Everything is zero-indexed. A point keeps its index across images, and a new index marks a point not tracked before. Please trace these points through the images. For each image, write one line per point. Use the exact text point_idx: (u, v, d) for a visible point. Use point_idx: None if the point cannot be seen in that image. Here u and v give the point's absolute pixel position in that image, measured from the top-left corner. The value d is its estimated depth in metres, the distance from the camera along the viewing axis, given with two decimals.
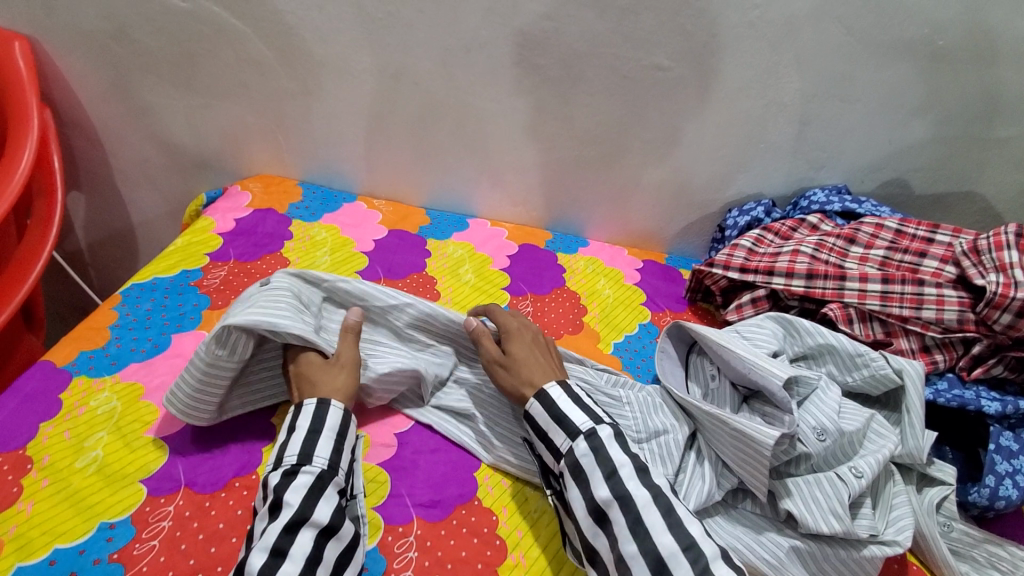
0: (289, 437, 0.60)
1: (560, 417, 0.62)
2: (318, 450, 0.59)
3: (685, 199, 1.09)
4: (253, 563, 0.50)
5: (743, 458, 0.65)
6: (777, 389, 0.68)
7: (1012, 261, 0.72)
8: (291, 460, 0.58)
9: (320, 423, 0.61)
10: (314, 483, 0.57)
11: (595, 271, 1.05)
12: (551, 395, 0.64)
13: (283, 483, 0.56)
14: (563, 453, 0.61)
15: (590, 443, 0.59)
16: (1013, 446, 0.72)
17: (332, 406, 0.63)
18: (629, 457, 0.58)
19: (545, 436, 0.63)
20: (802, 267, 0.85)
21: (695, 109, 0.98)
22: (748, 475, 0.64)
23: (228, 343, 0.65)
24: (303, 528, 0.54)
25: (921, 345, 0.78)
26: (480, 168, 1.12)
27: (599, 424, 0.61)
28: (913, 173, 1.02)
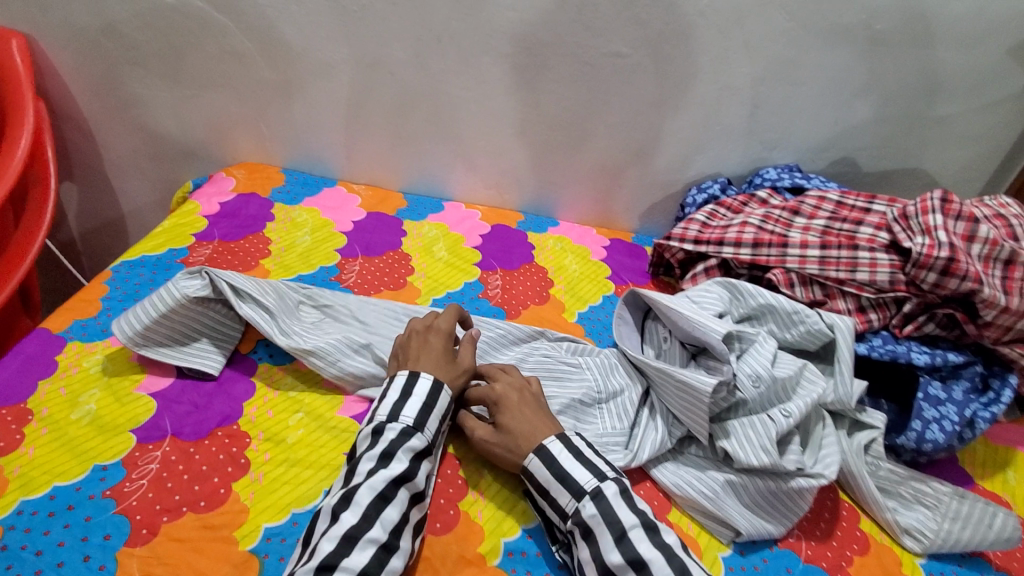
0: (407, 399, 0.66)
1: (564, 475, 0.61)
2: (429, 423, 0.65)
3: (648, 180, 1.15)
4: (362, 498, 0.57)
5: (688, 406, 0.71)
6: (717, 342, 0.73)
7: (936, 225, 0.79)
8: (408, 424, 0.64)
9: (435, 401, 0.67)
10: (420, 451, 0.63)
11: (564, 249, 1.11)
12: (551, 451, 0.63)
13: (397, 443, 0.62)
14: (570, 513, 0.60)
15: (598, 505, 0.59)
16: (941, 395, 0.77)
17: (442, 389, 0.68)
18: (637, 517, 0.57)
19: (548, 494, 0.62)
20: (749, 237, 0.91)
21: (654, 93, 1.04)
22: (692, 422, 0.71)
23: (202, 283, 0.76)
24: (404, 486, 0.59)
25: (857, 305, 0.84)
26: (455, 153, 1.18)
27: (603, 483, 0.60)
28: (860, 151, 1.08)
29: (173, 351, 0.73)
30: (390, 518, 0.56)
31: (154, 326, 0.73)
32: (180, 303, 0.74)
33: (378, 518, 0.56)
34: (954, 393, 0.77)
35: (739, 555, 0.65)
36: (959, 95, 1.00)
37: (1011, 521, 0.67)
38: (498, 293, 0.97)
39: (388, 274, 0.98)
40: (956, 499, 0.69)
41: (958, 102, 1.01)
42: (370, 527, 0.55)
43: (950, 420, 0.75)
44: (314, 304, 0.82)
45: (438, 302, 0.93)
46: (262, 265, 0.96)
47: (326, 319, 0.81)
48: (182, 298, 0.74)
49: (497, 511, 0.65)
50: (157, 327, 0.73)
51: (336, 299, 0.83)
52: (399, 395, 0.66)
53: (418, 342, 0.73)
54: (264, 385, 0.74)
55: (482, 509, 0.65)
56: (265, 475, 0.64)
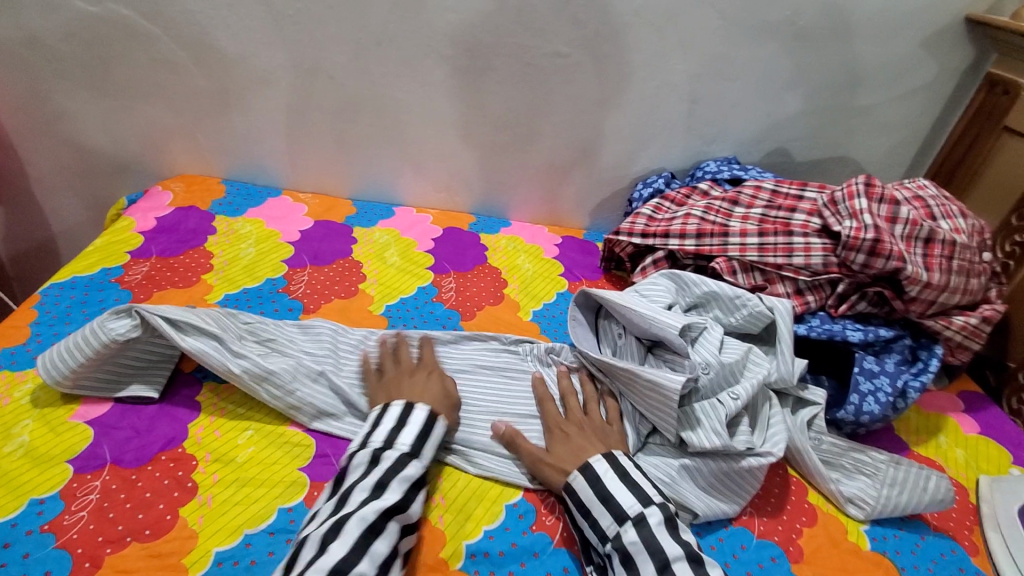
0: (403, 427, 0.66)
1: (607, 496, 0.61)
2: (425, 451, 0.65)
3: (596, 178, 1.18)
4: (351, 529, 0.55)
5: (655, 404, 0.72)
6: (675, 337, 0.75)
7: (861, 209, 0.83)
8: (405, 451, 0.64)
9: (431, 429, 0.67)
10: (415, 480, 0.62)
11: (516, 248, 1.12)
12: (596, 471, 0.64)
13: (391, 472, 0.61)
14: (610, 537, 0.59)
15: (640, 532, 0.58)
16: (875, 368, 0.81)
17: (439, 418, 0.68)
18: (682, 548, 0.57)
19: (589, 514, 0.61)
20: (693, 228, 0.94)
21: (596, 91, 1.06)
22: (659, 420, 0.72)
23: (132, 322, 0.70)
24: (394, 517, 0.58)
25: (795, 288, 0.88)
26: (403, 157, 1.17)
27: (648, 509, 0.60)
28: (792, 142, 1.13)
29: (106, 392, 0.70)
30: (379, 553, 0.55)
31: (82, 371, 0.68)
32: (106, 347, 0.68)
33: (367, 551, 0.54)
34: (886, 365, 0.81)
35: (695, 537, 0.67)
36: (879, 85, 1.07)
37: (943, 485, 0.70)
38: (453, 296, 0.97)
39: (338, 283, 0.96)
40: (893, 465, 0.73)
41: (878, 92, 1.07)
42: (359, 560, 0.53)
43: (884, 391, 0.79)
44: (258, 338, 0.77)
45: (391, 308, 0.92)
46: (203, 280, 0.92)
47: (272, 351, 0.76)
48: (110, 341, 0.68)
49: (457, 514, 0.65)
50: (85, 370, 0.68)
51: (281, 332, 0.79)
52: (394, 422, 0.66)
53: (409, 379, 0.73)
54: (210, 403, 0.72)
55: (442, 513, 0.65)
56: (215, 498, 0.62)
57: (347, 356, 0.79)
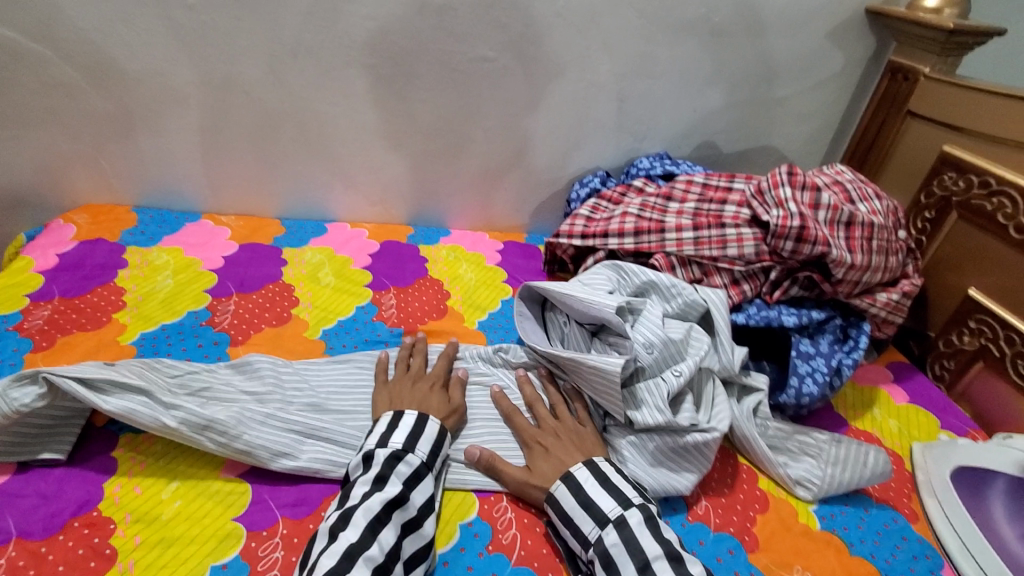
0: (394, 428, 0.66)
1: (588, 503, 0.62)
2: (420, 445, 0.65)
3: (532, 180, 1.17)
4: (359, 519, 0.56)
5: (601, 387, 0.72)
6: (612, 317, 0.76)
7: (785, 197, 0.86)
8: (399, 449, 0.64)
9: (422, 428, 0.67)
10: (412, 475, 0.62)
11: (457, 258, 1.09)
12: (578, 479, 0.64)
13: (388, 466, 0.62)
14: (592, 542, 0.59)
15: (621, 533, 0.59)
16: (811, 349, 0.84)
17: (430, 419, 0.68)
18: (660, 546, 0.57)
19: (571, 522, 0.61)
20: (630, 227, 0.94)
21: (526, 94, 1.05)
22: (607, 403, 0.72)
23: (38, 390, 0.63)
24: (398, 508, 0.59)
25: (732, 278, 0.90)
26: (331, 171, 1.11)
27: (627, 511, 0.60)
28: (718, 135, 1.17)
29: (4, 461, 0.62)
30: (387, 541, 0.56)
31: None
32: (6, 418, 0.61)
33: (375, 539, 0.55)
34: (820, 346, 0.84)
35: None
36: (794, 77, 1.11)
37: (880, 458, 0.73)
38: (394, 313, 0.93)
39: (269, 309, 0.90)
40: (834, 444, 0.75)
41: (794, 83, 1.12)
42: (369, 546, 0.55)
43: (820, 371, 0.81)
44: (190, 390, 0.70)
45: (329, 332, 0.88)
46: (115, 320, 0.84)
47: (209, 401, 0.69)
48: (10, 412, 0.61)
49: None
50: None
51: (215, 379, 0.72)
52: (387, 425, 0.66)
53: (409, 387, 0.73)
54: (129, 458, 0.65)
55: None
56: (137, 564, 0.56)
57: (294, 393, 0.73)
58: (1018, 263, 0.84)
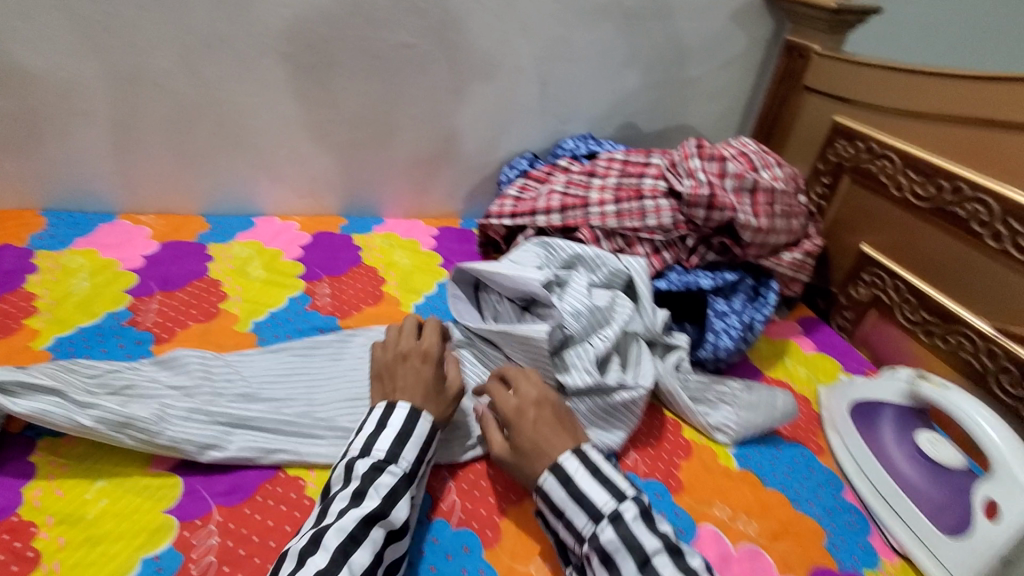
0: (381, 430, 0.62)
1: (580, 496, 0.57)
2: (405, 453, 0.61)
3: (462, 165, 1.19)
4: (330, 541, 0.52)
5: (532, 355, 0.75)
6: (538, 289, 0.79)
7: (695, 167, 0.93)
8: (381, 457, 0.60)
9: (412, 428, 0.63)
10: (395, 487, 0.59)
11: (391, 245, 1.10)
12: (567, 470, 0.58)
13: (369, 479, 0.58)
14: (586, 537, 0.55)
15: (618, 530, 0.54)
16: (726, 308, 0.90)
17: (420, 416, 0.64)
18: (660, 539, 0.53)
19: (563, 515, 0.57)
20: (556, 204, 0.98)
21: (450, 80, 1.07)
22: (538, 369, 0.75)
23: None
24: (377, 524, 0.55)
25: (653, 248, 0.95)
26: (256, 164, 1.09)
27: (623, 504, 0.56)
28: (638, 115, 1.22)
29: None
30: (360, 564, 0.52)
31: None
32: None
33: (346, 562, 0.51)
34: (734, 305, 0.91)
35: None
36: (703, 58, 1.18)
37: (786, 399, 0.80)
38: (328, 301, 0.93)
39: (195, 305, 0.88)
40: (747, 391, 0.81)
41: (703, 64, 1.19)
42: (339, 571, 0.50)
43: (734, 327, 0.88)
44: (111, 389, 0.67)
45: (261, 324, 0.87)
46: (27, 325, 0.80)
47: (133, 398, 0.67)
48: None
49: None
50: None
51: (139, 376, 0.71)
52: (374, 426, 0.63)
53: (400, 369, 0.69)
54: (49, 461, 0.63)
55: None
56: (62, 564, 0.55)
57: (224, 384, 0.72)
58: (900, 218, 0.93)
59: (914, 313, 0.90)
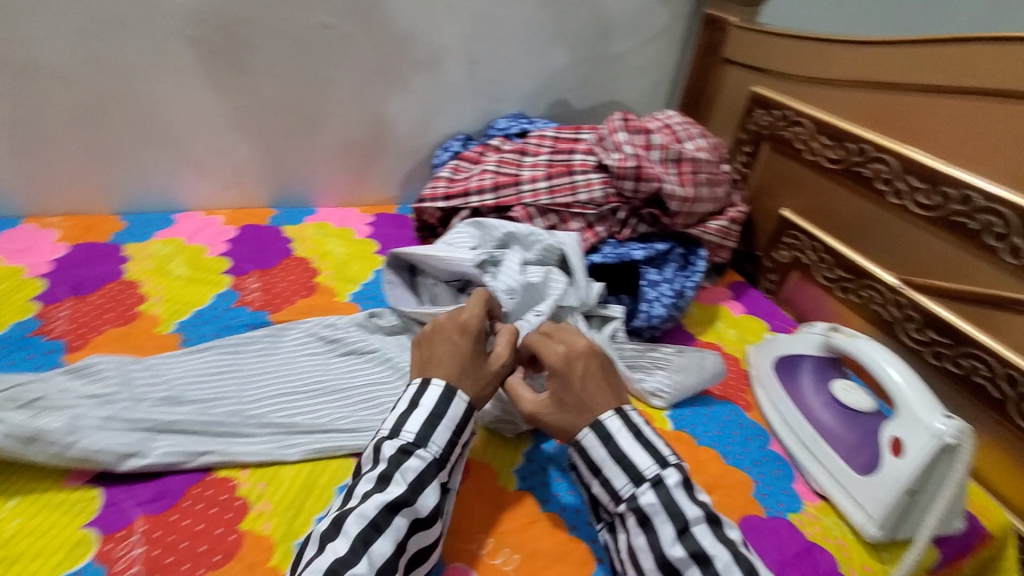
0: (413, 410, 0.60)
1: (620, 456, 0.57)
2: (436, 437, 0.59)
3: (394, 149, 1.16)
4: (351, 527, 0.51)
5: None
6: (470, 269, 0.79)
7: (622, 140, 0.95)
8: (412, 440, 0.58)
9: (443, 409, 0.60)
10: (422, 471, 0.56)
11: (324, 234, 1.07)
12: (608, 428, 0.59)
13: (395, 463, 0.56)
14: (624, 497, 0.56)
15: (658, 494, 0.54)
16: (658, 277, 0.93)
17: (457, 396, 0.61)
18: (700, 508, 0.53)
19: (601, 473, 0.58)
20: (489, 183, 0.97)
21: (375, 62, 1.04)
22: None
23: None
24: (400, 512, 0.53)
25: (586, 223, 0.96)
26: (175, 157, 1.03)
27: (665, 470, 0.56)
28: (568, 92, 1.23)
29: None
30: (382, 553, 0.50)
31: None
32: None
33: (365, 552, 0.50)
34: (665, 274, 0.94)
35: (529, 463, 0.71)
36: (628, 33, 1.19)
37: (715, 360, 0.84)
38: (258, 296, 0.90)
39: (112, 309, 0.83)
40: (678, 355, 0.84)
41: (629, 39, 1.20)
42: (357, 561, 0.49)
43: (665, 295, 0.91)
44: (18, 402, 0.62)
45: (185, 323, 0.83)
46: None
47: (44, 410, 0.63)
48: None
49: (284, 515, 0.60)
50: None
51: (49, 387, 0.66)
52: (405, 405, 0.60)
53: (438, 340, 0.66)
54: None
55: (268, 520, 0.59)
56: None
57: (145, 389, 0.69)
58: (815, 181, 0.97)
59: (831, 271, 0.96)
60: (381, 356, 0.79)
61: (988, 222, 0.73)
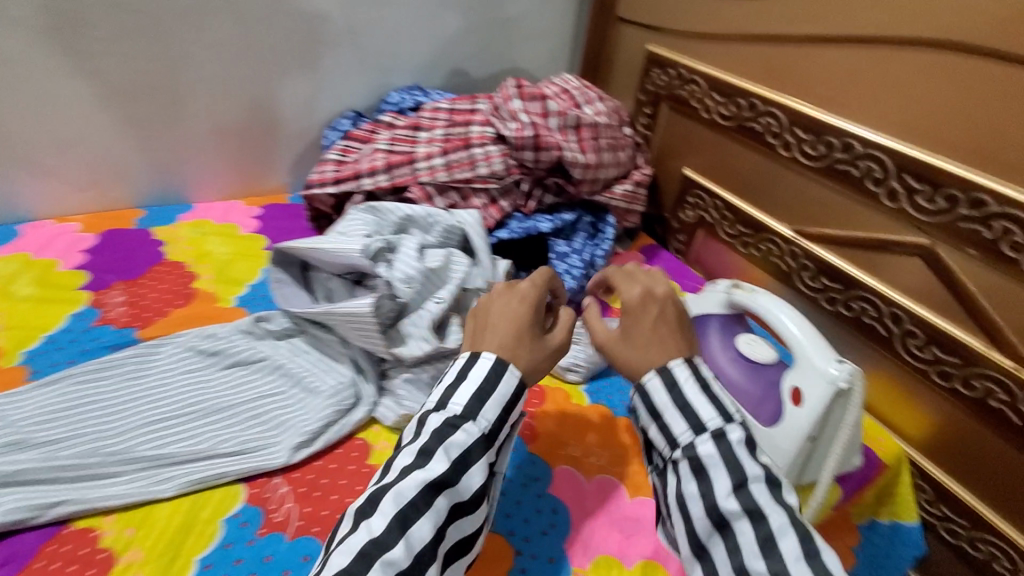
0: (462, 381, 0.53)
1: (683, 404, 0.52)
2: (484, 412, 0.52)
3: (278, 132, 1.06)
4: (387, 506, 0.46)
5: (360, 333, 0.68)
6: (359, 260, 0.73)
7: (516, 109, 0.90)
8: (457, 414, 0.52)
9: (493, 385, 0.53)
10: (469, 447, 0.50)
11: (204, 233, 0.96)
12: (675, 376, 0.53)
13: (438, 439, 0.50)
14: (681, 444, 0.51)
15: (719, 447, 0.50)
16: (567, 249, 0.91)
17: (507, 371, 0.53)
18: (763, 467, 0.48)
19: (659, 418, 0.53)
20: (381, 163, 0.90)
21: (241, 34, 0.94)
22: (370, 345, 0.69)
23: None
24: (442, 493, 0.47)
25: (490, 198, 0.91)
26: (8, 159, 0.88)
27: (729, 425, 0.50)
28: (465, 61, 1.15)
29: None
30: (420, 535, 0.46)
31: None
32: None
33: (403, 535, 0.45)
34: (574, 245, 0.92)
35: None
36: None
37: None
38: (124, 310, 0.79)
39: None
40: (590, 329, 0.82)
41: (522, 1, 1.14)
42: (394, 542, 0.44)
43: (576, 267, 0.88)
44: None
45: (34, 352, 0.72)
46: None
47: None
48: None
49: (157, 562, 0.53)
50: None
51: None
52: (453, 377, 0.54)
53: (497, 306, 0.58)
54: None
55: (138, 570, 0.52)
56: None
57: None
58: (712, 139, 0.98)
59: (732, 227, 0.97)
60: (271, 364, 0.71)
61: (868, 168, 0.75)
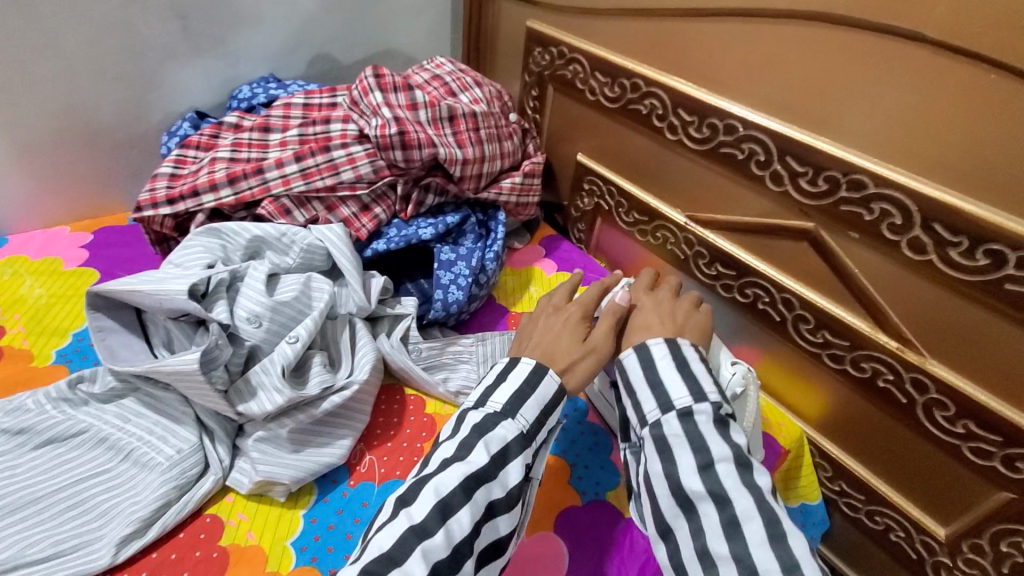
0: (501, 382, 0.58)
1: (657, 382, 0.56)
2: (525, 409, 0.56)
3: (106, 141, 0.89)
4: (424, 498, 0.49)
5: (198, 392, 0.58)
6: (188, 304, 0.60)
7: (378, 103, 0.80)
8: (497, 411, 0.55)
9: (534, 386, 0.57)
10: (514, 442, 0.54)
11: (15, 274, 0.80)
12: (652, 353, 0.58)
13: (476, 435, 0.53)
14: (649, 422, 0.55)
15: (684, 425, 0.53)
16: (453, 256, 0.81)
17: (547, 373, 0.58)
18: (730, 448, 0.50)
19: (634, 395, 0.57)
20: (222, 175, 0.77)
21: (32, 28, 0.76)
22: (206, 403, 0.59)
23: None
24: (479, 487, 0.50)
25: (360, 206, 0.81)
26: None
27: (699, 405, 0.53)
28: (331, 44, 1.01)
29: None
30: (461, 524, 0.48)
31: None
32: None
33: (443, 525, 0.47)
34: (461, 250, 0.83)
35: (310, 525, 0.58)
36: None
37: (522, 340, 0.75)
38: None
39: None
40: (480, 343, 0.75)
41: None
42: (436, 531, 0.47)
43: (462, 276, 0.80)
44: None
45: None
46: None
47: None
48: None
49: None
50: None
51: None
52: (494, 379, 0.58)
53: (540, 327, 0.65)
54: None
55: None
56: None
57: None
58: (601, 122, 0.92)
59: (628, 215, 0.92)
60: (96, 437, 0.59)
61: (751, 150, 0.71)
